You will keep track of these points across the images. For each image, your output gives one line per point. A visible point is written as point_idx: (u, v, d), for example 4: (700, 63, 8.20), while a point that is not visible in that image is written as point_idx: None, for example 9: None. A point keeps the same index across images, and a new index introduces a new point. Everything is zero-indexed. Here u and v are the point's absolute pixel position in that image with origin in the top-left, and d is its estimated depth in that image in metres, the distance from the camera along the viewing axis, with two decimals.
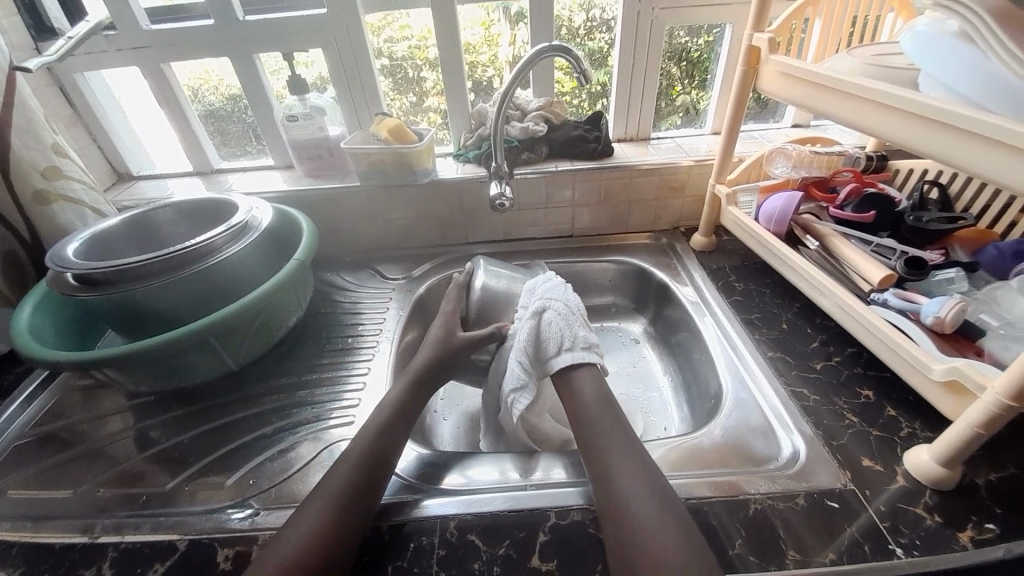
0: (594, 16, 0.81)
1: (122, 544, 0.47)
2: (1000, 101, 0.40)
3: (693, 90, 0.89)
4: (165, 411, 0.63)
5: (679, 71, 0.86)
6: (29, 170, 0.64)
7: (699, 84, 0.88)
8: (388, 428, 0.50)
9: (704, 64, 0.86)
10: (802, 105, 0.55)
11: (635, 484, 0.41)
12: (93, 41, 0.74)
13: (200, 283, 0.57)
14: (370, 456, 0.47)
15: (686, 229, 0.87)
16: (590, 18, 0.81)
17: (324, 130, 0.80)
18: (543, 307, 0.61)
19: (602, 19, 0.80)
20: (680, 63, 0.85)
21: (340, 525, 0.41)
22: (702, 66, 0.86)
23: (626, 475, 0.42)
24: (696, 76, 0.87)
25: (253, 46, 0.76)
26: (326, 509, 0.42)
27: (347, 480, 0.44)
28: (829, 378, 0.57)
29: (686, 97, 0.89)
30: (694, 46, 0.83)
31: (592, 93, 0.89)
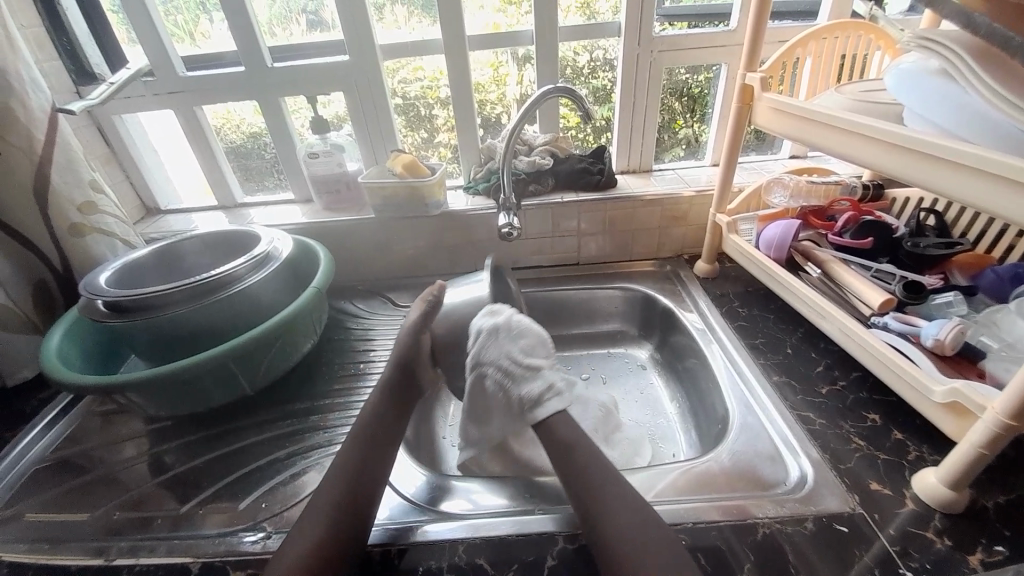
0: (597, 56, 0.86)
1: (136, 567, 0.48)
2: (982, 130, 0.42)
3: (695, 124, 0.93)
4: (181, 436, 0.64)
5: (679, 107, 0.90)
6: (67, 205, 0.68)
7: (699, 118, 0.92)
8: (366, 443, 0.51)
9: (703, 99, 0.90)
10: (794, 138, 0.58)
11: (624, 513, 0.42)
12: (132, 87, 0.80)
13: (223, 310, 0.60)
14: (358, 468, 0.48)
15: (690, 257, 0.89)
16: (593, 58, 0.86)
17: (343, 166, 0.84)
18: (479, 358, 0.59)
19: (605, 59, 0.85)
20: (680, 99, 0.89)
21: (341, 531, 0.42)
22: (701, 101, 0.90)
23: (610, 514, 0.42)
24: (696, 111, 0.91)
25: (280, 90, 0.82)
26: (323, 522, 0.43)
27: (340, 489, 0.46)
28: (835, 402, 0.58)
29: (687, 131, 0.93)
30: (693, 83, 0.88)
31: (596, 128, 0.93)
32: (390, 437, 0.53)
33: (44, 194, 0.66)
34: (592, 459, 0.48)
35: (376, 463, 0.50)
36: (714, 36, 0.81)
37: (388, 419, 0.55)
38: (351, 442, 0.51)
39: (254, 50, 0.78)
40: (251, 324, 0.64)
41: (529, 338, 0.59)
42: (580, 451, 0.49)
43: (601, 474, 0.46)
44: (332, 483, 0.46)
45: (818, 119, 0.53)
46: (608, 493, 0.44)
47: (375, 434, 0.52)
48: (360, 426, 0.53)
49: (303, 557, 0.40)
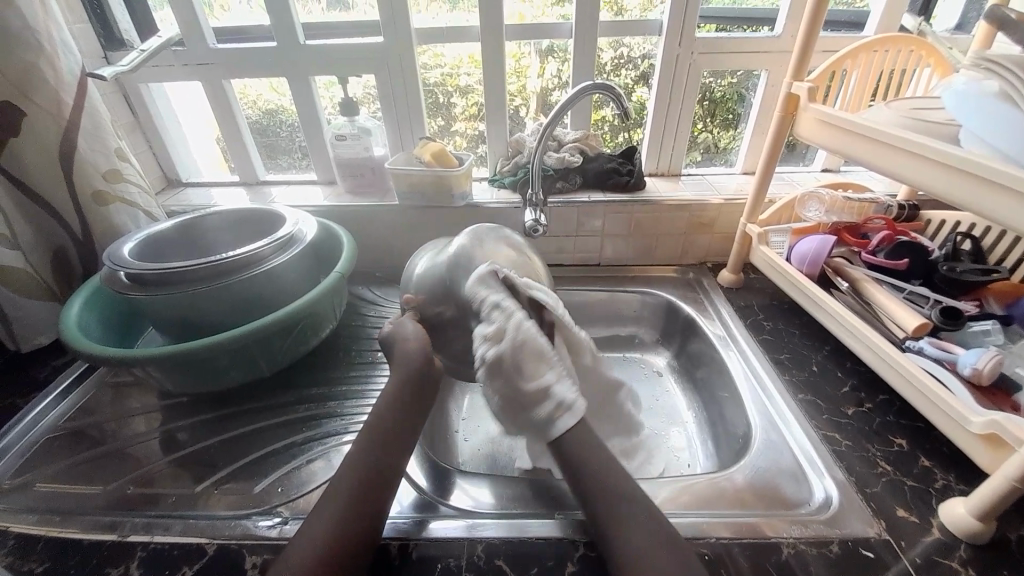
0: (621, 54, 0.84)
1: (151, 544, 0.47)
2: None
3: (715, 130, 0.91)
4: (196, 414, 0.64)
5: (700, 111, 0.88)
6: (92, 172, 0.67)
7: (722, 124, 0.90)
8: (379, 436, 0.47)
9: (728, 104, 0.88)
10: (836, 151, 0.57)
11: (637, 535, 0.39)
12: (161, 56, 0.78)
13: (243, 290, 0.59)
14: (369, 468, 0.45)
15: (713, 265, 0.88)
16: (618, 56, 0.84)
17: (369, 151, 0.83)
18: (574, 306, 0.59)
19: (629, 57, 0.84)
20: (703, 103, 0.87)
21: (347, 533, 0.40)
22: (725, 106, 0.88)
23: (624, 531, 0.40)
24: (718, 116, 0.89)
25: (310, 69, 0.81)
26: (329, 520, 0.40)
27: (351, 486, 0.43)
28: (860, 424, 0.57)
29: (707, 136, 0.92)
30: (716, 87, 0.86)
31: (614, 127, 0.92)
32: (411, 434, 0.49)
33: (70, 161, 0.65)
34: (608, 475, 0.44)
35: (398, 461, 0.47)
36: (757, 41, 0.80)
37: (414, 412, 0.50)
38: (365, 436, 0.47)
39: (287, 25, 0.77)
40: (269, 306, 0.63)
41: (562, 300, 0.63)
42: (588, 453, 0.46)
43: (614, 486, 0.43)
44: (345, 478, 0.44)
45: (866, 133, 0.51)
46: (624, 511, 0.41)
47: (402, 425, 0.49)
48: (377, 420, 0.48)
49: (304, 560, 0.38)
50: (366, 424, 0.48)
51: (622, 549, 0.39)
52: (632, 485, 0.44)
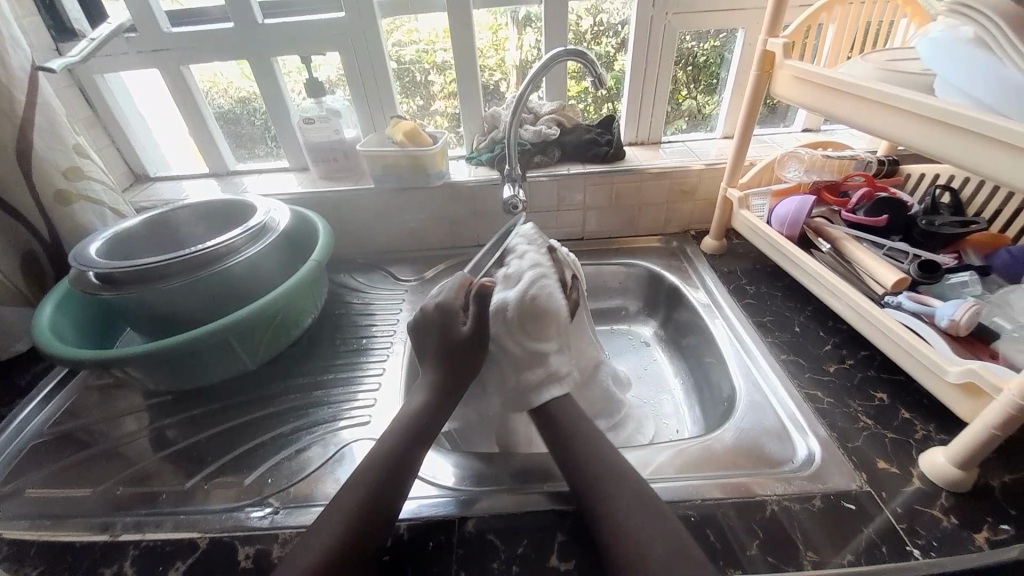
0: (600, 20, 0.81)
1: (144, 541, 0.47)
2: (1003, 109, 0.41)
3: (699, 95, 0.89)
4: (181, 411, 0.63)
5: (683, 76, 0.86)
6: (51, 171, 0.65)
7: (706, 89, 0.89)
8: (406, 440, 0.47)
9: (711, 69, 0.86)
10: (813, 109, 0.56)
11: (625, 495, 0.41)
12: (114, 44, 0.75)
13: (218, 282, 0.58)
14: (388, 468, 0.44)
15: (697, 233, 0.88)
16: (597, 23, 0.81)
17: (340, 133, 0.81)
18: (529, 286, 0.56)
19: (608, 24, 0.81)
20: (686, 68, 0.85)
21: (363, 526, 0.40)
22: (709, 70, 0.86)
23: (612, 494, 0.42)
24: (702, 81, 0.87)
25: (272, 50, 0.77)
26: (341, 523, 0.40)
27: (366, 485, 0.43)
28: (843, 381, 0.58)
29: (692, 102, 0.90)
30: (698, 51, 0.84)
31: (598, 98, 0.90)
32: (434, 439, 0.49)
33: (27, 160, 0.62)
34: (598, 448, 0.46)
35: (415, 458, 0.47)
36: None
37: (436, 417, 0.50)
38: (388, 438, 0.47)
39: (243, 4, 0.73)
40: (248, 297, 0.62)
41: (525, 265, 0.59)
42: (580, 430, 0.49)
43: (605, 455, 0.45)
44: (359, 475, 0.44)
45: (843, 87, 0.50)
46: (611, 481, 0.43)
47: (422, 428, 0.49)
48: (402, 423, 0.49)
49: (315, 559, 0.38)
50: (393, 427, 0.48)
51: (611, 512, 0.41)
52: (622, 462, 0.45)
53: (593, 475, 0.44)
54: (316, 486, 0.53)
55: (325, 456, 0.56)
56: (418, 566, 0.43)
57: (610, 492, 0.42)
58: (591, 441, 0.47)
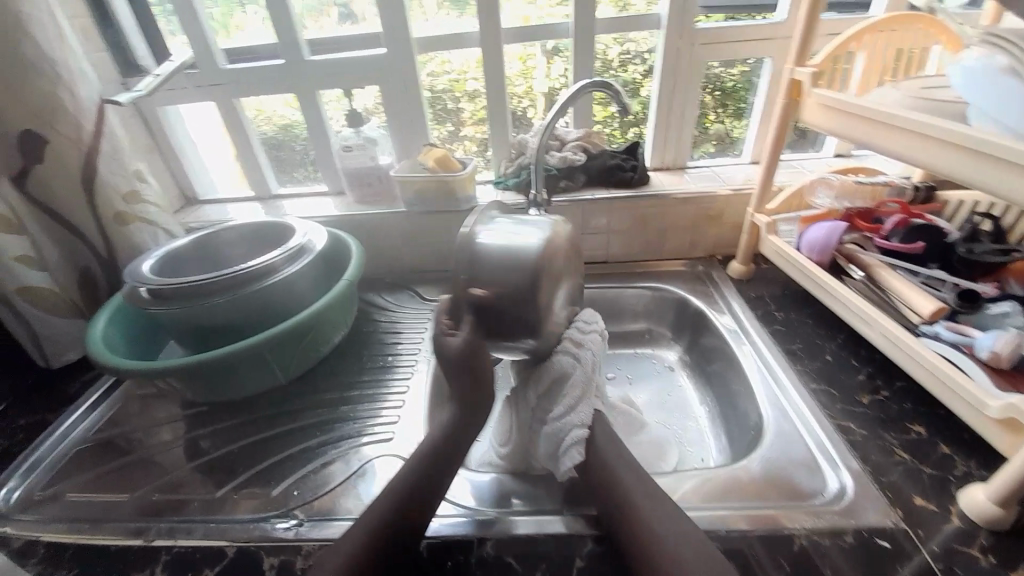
0: (627, 49, 0.83)
1: (175, 549, 0.49)
2: None
3: (727, 120, 0.89)
4: (216, 421, 0.66)
5: (711, 101, 0.87)
6: (113, 194, 0.70)
7: (734, 113, 0.89)
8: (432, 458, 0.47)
9: (739, 94, 0.87)
10: (843, 136, 0.56)
11: (641, 494, 0.44)
12: (177, 80, 0.82)
13: (261, 298, 0.61)
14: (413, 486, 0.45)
15: (723, 257, 0.87)
16: (624, 51, 0.84)
17: (375, 160, 0.84)
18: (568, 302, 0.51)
19: (636, 51, 0.83)
20: (714, 93, 0.86)
21: (386, 541, 0.41)
22: (737, 95, 0.87)
23: (631, 490, 0.45)
24: (730, 105, 0.88)
25: (317, 84, 0.83)
26: (367, 535, 0.41)
27: (393, 500, 0.44)
28: (877, 413, 0.55)
29: (720, 126, 0.90)
30: (726, 76, 0.85)
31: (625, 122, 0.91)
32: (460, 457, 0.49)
33: (93, 184, 0.68)
34: (615, 450, 0.49)
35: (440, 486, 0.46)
36: (757, 28, 0.79)
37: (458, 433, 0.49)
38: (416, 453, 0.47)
39: (293, 43, 0.79)
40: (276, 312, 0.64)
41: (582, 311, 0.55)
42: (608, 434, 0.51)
43: (617, 457, 0.49)
44: (382, 504, 0.43)
45: (872, 115, 0.50)
46: (627, 475, 0.46)
47: (446, 451, 0.48)
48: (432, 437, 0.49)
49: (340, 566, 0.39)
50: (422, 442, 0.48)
51: (628, 504, 0.44)
52: (638, 468, 0.48)
53: (614, 472, 0.47)
54: (338, 500, 0.54)
55: (347, 471, 0.58)
56: None
57: (623, 489, 0.45)
58: (612, 446, 0.50)
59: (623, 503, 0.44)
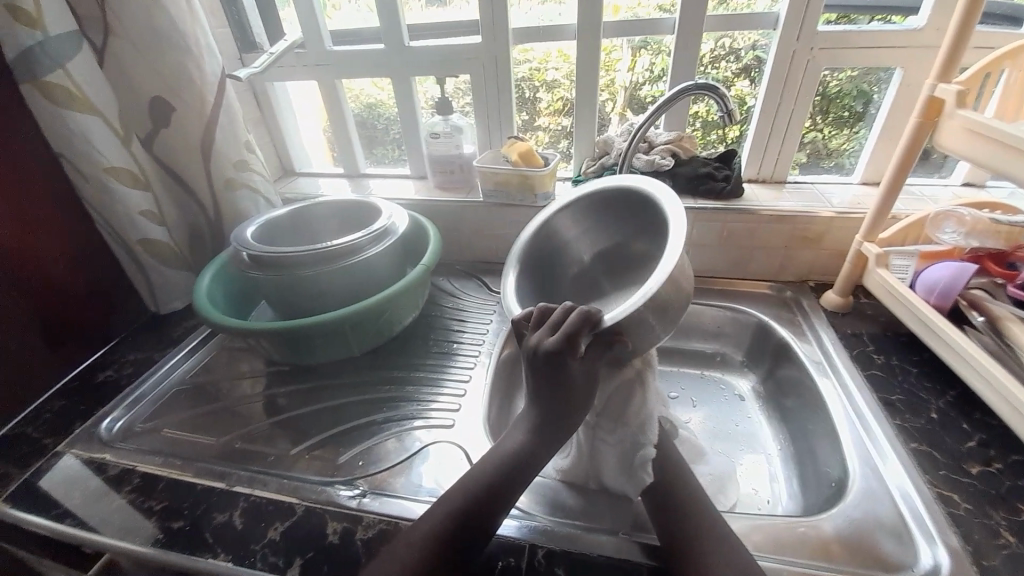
0: (721, 45, 0.79)
1: (251, 497, 0.53)
2: None
3: (825, 128, 0.81)
4: (293, 383, 0.71)
5: (811, 108, 0.79)
6: (224, 163, 0.76)
7: (834, 122, 0.80)
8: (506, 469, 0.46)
9: (846, 100, 0.78)
10: (986, 166, 0.48)
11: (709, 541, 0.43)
12: (286, 58, 0.87)
13: (342, 275, 0.64)
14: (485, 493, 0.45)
15: (816, 285, 0.80)
16: (719, 46, 0.79)
17: (459, 148, 0.86)
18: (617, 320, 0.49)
19: (731, 48, 0.79)
20: (814, 99, 0.78)
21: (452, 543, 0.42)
22: (842, 101, 0.78)
23: (699, 534, 0.44)
24: (831, 113, 0.80)
25: (412, 69, 0.85)
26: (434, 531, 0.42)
27: (463, 502, 0.44)
28: (988, 488, 0.49)
29: (815, 136, 0.82)
30: (831, 80, 0.77)
31: (706, 122, 0.87)
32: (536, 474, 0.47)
33: (208, 152, 0.74)
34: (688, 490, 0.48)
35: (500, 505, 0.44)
36: (896, 33, 0.70)
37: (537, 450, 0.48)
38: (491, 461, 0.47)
39: (395, 28, 0.81)
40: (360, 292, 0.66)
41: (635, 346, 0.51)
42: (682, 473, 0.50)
43: (688, 498, 0.47)
44: (453, 504, 0.44)
45: None
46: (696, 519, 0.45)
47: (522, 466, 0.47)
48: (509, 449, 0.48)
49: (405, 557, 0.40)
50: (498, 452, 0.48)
51: (694, 548, 0.42)
52: (708, 512, 0.46)
53: (682, 512, 0.46)
54: (397, 479, 0.56)
55: (406, 451, 0.60)
56: None
57: (690, 532, 0.44)
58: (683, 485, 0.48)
59: (688, 545, 0.43)
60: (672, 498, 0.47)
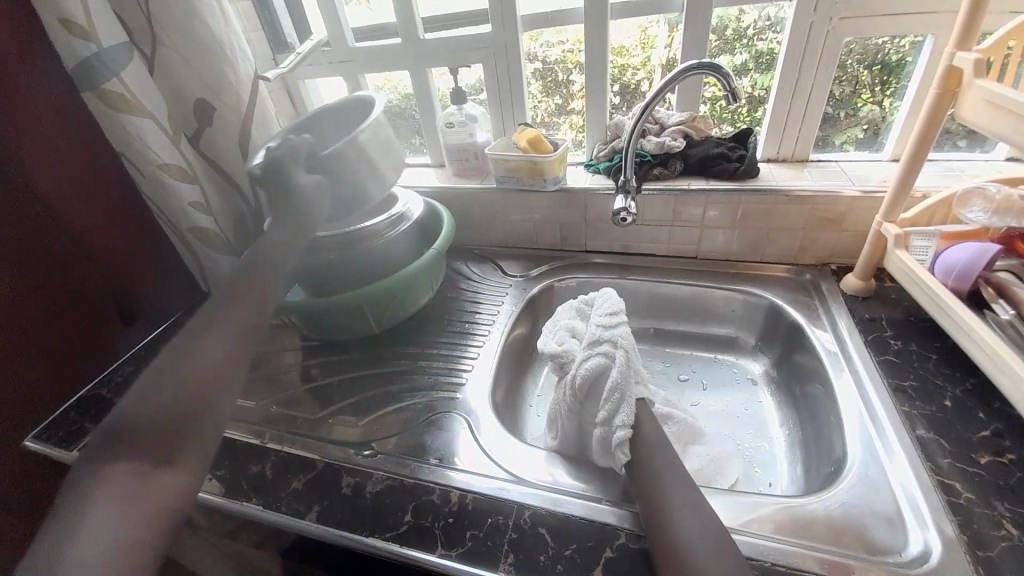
0: (767, 14, 0.74)
1: (280, 454, 0.61)
2: None
3: (886, 101, 0.76)
4: (322, 357, 0.78)
5: (867, 77, 0.75)
6: None
7: (895, 94, 0.75)
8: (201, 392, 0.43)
9: (907, 70, 0.73)
10: (1006, 141, 0.45)
11: (686, 509, 0.44)
12: (316, 57, 0.93)
13: (361, 259, 0.69)
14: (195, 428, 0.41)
15: (838, 267, 0.77)
16: (762, 17, 0.74)
17: (473, 137, 0.89)
18: (597, 339, 0.59)
19: (775, 18, 0.74)
20: (872, 67, 0.74)
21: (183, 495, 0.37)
22: (902, 71, 0.73)
23: (674, 500, 0.45)
24: (891, 83, 0.74)
25: (429, 61, 0.88)
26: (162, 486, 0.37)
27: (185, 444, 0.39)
28: (995, 477, 0.47)
29: (874, 109, 0.77)
30: (891, 49, 0.72)
31: (754, 99, 0.82)
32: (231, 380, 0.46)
33: (245, 148, 0.81)
34: (670, 462, 0.49)
35: (193, 423, 0.41)
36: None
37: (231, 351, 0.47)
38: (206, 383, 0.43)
39: (410, 20, 0.84)
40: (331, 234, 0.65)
41: (609, 309, 0.63)
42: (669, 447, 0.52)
43: (668, 467, 0.49)
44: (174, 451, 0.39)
45: None
46: (674, 488, 0.46)
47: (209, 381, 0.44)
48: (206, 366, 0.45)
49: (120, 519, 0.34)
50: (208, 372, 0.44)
51: (667, 512, 0.44)
52: (688, 482, 0.47)
53: (662, 481, 0.47)
54: (409, 443, 0.61)
55: (419, 419, 0.65)
56: (476, 536, 0.48)
57: (665, 499, 0.45)
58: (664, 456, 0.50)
59: (662, 510, 0.44)
60: (652, 468, 0.49)
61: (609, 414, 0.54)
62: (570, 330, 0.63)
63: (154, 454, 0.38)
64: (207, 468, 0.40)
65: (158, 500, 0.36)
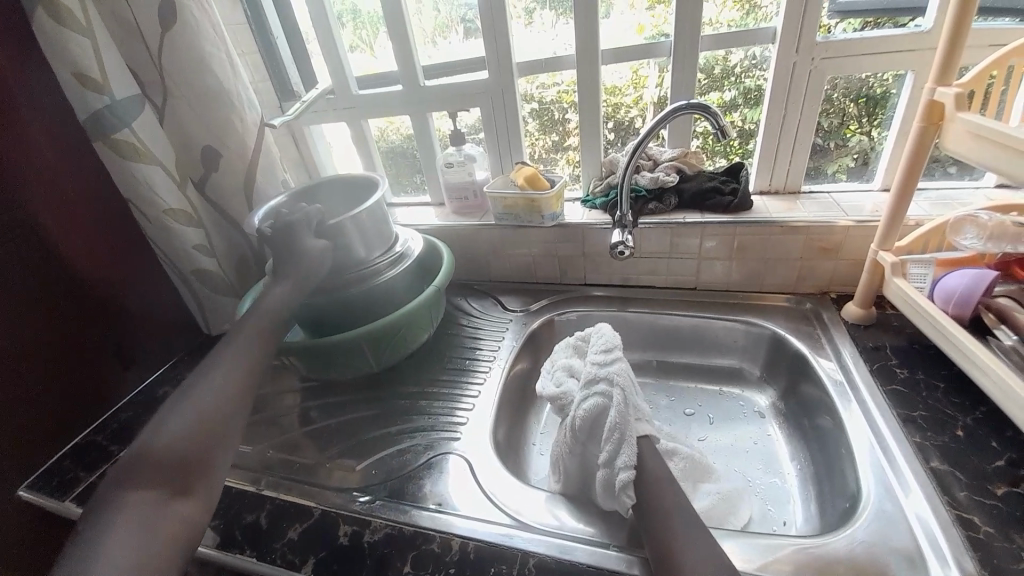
0: (752, 54, 0.77)
1: (277, 500, 0.59)
2: None
3: (873, 132, 0.78)
4: (322, 398, 0.77)
5: (853, 109, 0.77)
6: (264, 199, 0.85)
7: (882, 125, 0.77)
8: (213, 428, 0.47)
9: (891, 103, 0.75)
10: (992, 170, 0.46)
11: (696, 552, 0.42)
12: (321, 104, 0.97)
13: (361, 297, 0.70)
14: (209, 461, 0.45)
15: (839, 296, 0.77)
16: (748, 57, 0.78)
17: (472, 176, 0.92)
18: (595, 377, 0.58)
19: (760, 58, 0.77)
20: (859, 101, 0.76)
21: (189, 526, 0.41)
22: (886, 104, 0.76)
23: (684, 543, 0.43)
24: (877, 115, 0.77)
25: (428, 105, 0.92)
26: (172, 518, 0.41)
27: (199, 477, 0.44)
28: (1016, 512, 0.45)
29: (863, 139, 0.79)
30: (874, 83, 0.74)
31: (744, 133, 0.84)
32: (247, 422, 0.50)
33: (250, 191, 0.83)
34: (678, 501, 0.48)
35: (206, 459, 0.46)
36: (900, 39, 0.69)
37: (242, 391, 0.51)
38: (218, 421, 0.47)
39: (411, 68, 0.88)
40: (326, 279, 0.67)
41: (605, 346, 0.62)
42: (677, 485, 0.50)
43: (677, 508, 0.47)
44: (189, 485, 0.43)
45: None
46: (682, 530, 0.44)
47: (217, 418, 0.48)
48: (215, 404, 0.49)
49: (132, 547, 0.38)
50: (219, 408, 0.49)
51: (677, 556, 0.42)
52: (697, 523, 0.45)
53: (671, 523, 0.45)
54: (408, 487, 0.59)
55: (418, 461, 0.63)
56: None
57: (674, 542, 0.43)
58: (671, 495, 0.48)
59: (671, 554, 0.43)
60: (659, 509, 0.47)
61: (610, 455, 0.53)
62: (567, 369, 0.63)
63: (171, 485, 0.43)
64: (215, 500, 0.45)
65: (172, 528, 0.41)
